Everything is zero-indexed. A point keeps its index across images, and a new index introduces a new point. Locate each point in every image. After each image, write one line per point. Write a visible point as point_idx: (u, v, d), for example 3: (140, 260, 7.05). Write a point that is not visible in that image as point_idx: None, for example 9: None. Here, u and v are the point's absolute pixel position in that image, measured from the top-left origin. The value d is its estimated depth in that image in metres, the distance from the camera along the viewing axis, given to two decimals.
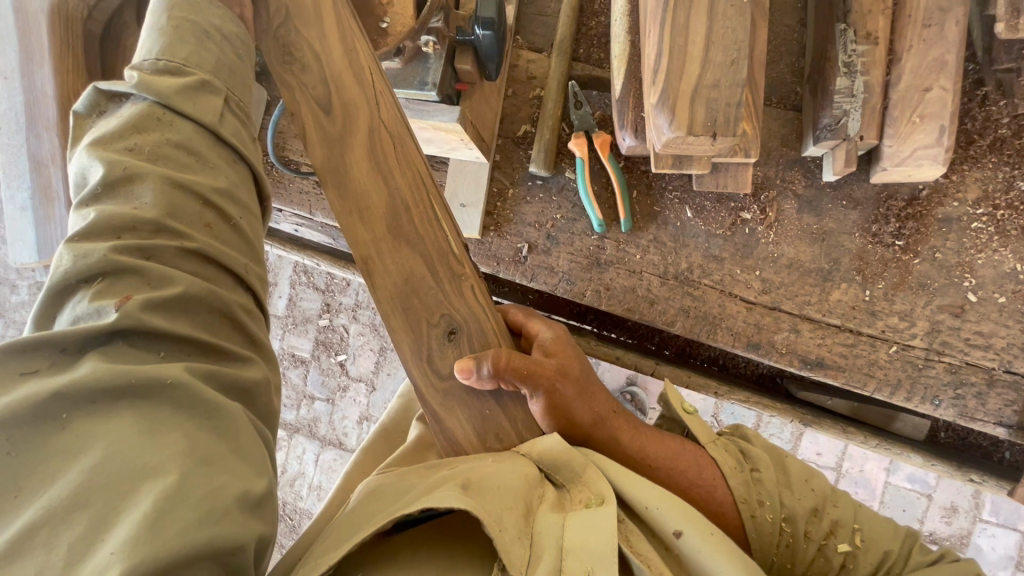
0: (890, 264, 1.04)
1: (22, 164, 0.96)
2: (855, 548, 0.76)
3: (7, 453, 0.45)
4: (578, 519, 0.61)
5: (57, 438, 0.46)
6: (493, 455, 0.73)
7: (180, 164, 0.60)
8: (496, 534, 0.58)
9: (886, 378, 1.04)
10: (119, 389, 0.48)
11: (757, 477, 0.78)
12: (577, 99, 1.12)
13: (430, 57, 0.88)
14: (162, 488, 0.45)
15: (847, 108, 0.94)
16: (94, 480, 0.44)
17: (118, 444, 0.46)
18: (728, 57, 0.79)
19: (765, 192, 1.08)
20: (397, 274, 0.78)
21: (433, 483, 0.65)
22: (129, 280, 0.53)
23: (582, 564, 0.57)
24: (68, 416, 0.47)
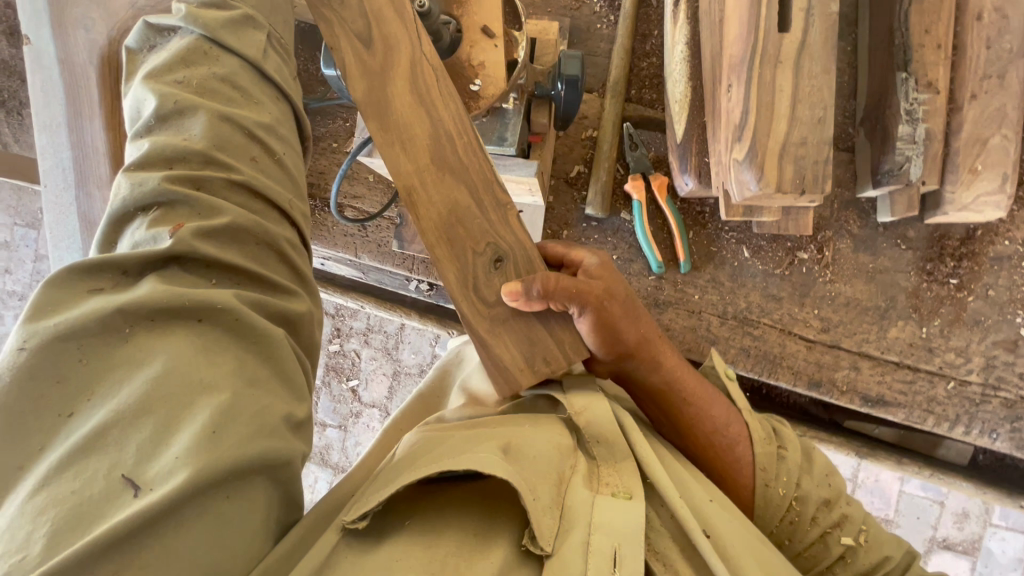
0: (945, 301, 1.07)
1: (71, 223, 0.91)
2: (857, 544, 0.75)
3: (75, 361, 0.46)
4: (608, 501, 0.60)
5: (119, 349, 0.47)
6: (528, 420, 0.71)
7: (228, 93, 0.61)
8: (530, 504, 0.57)
9: (945, 413, 1.06)
10: (175, 310, 0.50)
11: (782, 454, 0.78)
12: (634, 141, 1.12)
13: (508, 112, 0.86)
14: (218, 403, 0.46)
15: (910, 154, 0.96)
16: (158, 388, 0.45)
17: (179, 358, 0.47)
18: (814, 115, 0.80)
19: (823, 232, 1.10)
20: (440, 200, 0.72)
21: (474, 437, 0.64)
22: (181, 209, 0.54)
23: (609, 544, 0.57)
24: (130, 330, 0.48)
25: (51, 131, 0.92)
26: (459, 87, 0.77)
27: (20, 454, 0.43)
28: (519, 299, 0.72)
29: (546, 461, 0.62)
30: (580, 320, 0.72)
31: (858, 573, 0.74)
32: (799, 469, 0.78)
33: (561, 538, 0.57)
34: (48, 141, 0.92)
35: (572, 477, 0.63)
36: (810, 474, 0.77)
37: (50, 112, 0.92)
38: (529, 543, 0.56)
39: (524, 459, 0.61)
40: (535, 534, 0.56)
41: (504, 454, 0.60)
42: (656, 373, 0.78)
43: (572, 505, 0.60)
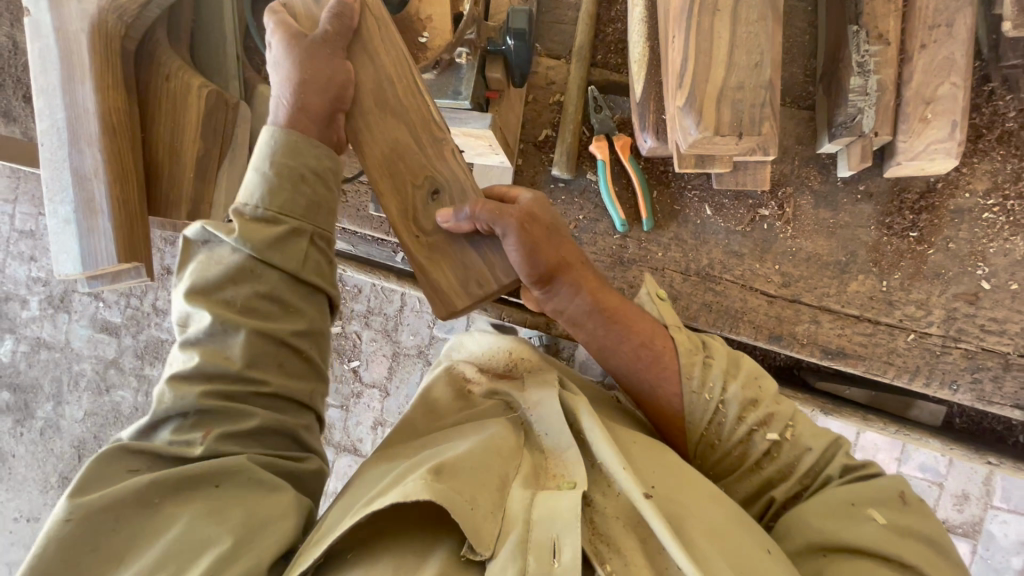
0: (905, 255, 1.08)
1: (65, 179, 0.99)
2: (782, 438, 0.84)
3: (113, 528, 0.63)
4: (544, 497, 0.71)
5: (150, 519, 0.65)
6: (467, 437, 0.81)
7: (289, 189, 0.75)
8: (468, 514, 0.68)
9: (905, 365, 1.07)
10: (199, 481, 0.67)
11: (707, 363, 0.88)
12: (598, 104, 1.16)
13: (462, 67, 0.91)
14: (219, 548, 0.63)
15: (862, 106, 0.98)
16: (175, 547, 0.63)
17: (193, 523, 0.64)
18: (751, 60, 0.83)
19: (783, 189, 1.12)
20: (383, 138, 0.81)
21: (407, 471, 0.74)
22: (226, 278, 0.72)
23: (548, 535, 0.67)
24: (159, 501, 0.66)
25: (48, 95, 1.00)
26: (410, 39, 0.84)
27: (121, 544, 0.63)
28: (452, 221, 0.80)
29: (483, 471, 0.73)
30: (507, 241, 0.78)
31: (780, 467, 0.84)
32: (723, 375, 0.87)
33: (499, 544, 0.68)
34: (45, 104, 1.00)
35: (510, 482, 0.74)
36: (736, 378, 0.87)
37: (46, 77, 1.00)
38: (469, 552, 0.68)
39: (458, 477, 0.70)
40: (473, 543, 0.67)
41: (435, 475, 0.69)
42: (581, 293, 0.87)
43: (510, 513, 0.70)
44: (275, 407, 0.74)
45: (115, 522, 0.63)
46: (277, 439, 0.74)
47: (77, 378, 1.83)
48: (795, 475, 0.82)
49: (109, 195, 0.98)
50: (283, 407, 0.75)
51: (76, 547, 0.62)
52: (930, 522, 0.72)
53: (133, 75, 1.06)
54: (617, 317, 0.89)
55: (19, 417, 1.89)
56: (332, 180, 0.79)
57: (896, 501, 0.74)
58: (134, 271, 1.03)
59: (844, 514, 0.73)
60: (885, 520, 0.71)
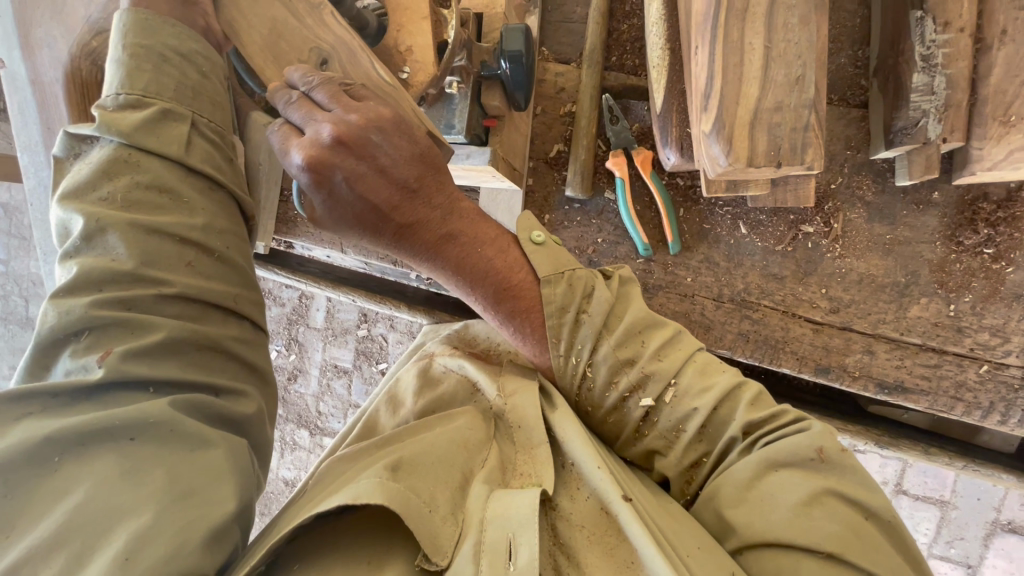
0: (978, 274, 0.93)
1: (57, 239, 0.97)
2: (662, 401, 0.70)
3: (7, 493, 0.52)
4: (502, 494, 0.61)
5: (53, 478, 0.53)
6: (435, 419, 0.73)
7: (150, 74, 0.66)
8: (425, 517, 0.58)
9: (977, 401, 0.94)
10: (100, 430, 0.55)
11: (582, 319, 0.71)
12: (614, 113, 1.03)
13: (455, 97, 0.81)
14: (137, 526, 0.52)
15: (926, 108, 0.83)
16: (80, 517, 0.51)
17: (100, 485, 0.53)
18: (791, 75, 0.70)
19: (830, 202, 0.99)
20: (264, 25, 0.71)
21: (369, 462, 0.66)
22: (99, 179, 0.64)
23: (502, 533, 0.57)
24: (60, 458, 0.54)
25: (30, 150, 0.96)
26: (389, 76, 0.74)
27: (14, 512, 0.52)
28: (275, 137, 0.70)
29: (443, 468, 0.64)
30: (294, 167, 0.66)
31: (663, 435, 0.70)
32: (596, 333, 0.71)
33: (458, 547, 0.58)
34: (28, 160, 0.96)
35: (472, 477, 0.65)
36: (610, 336, 0.71)
37: (27, 130, 0.96)
38: (423, 562, 0.58)
39: (417, 473, 0.62)
40: (429, 553, 0.57)
41: (392, 473, 0.60)
42: (434, 214, 0.72)
43: (468, 514, 0.61)
44: (188, 316, 0.63)
45: (12, 485, 0.52)
46: (201, 354, 0.63)
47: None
48: (683, 435, 0.69)
49: None
50: (198, 314, 0.65)
51: None
52: (850, 480, 0.61)
53: None
54: (467, 242, 0.73)
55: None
56: (205, 65, 0.70)
57: (812, 460, 0.61)
58: None
59: (753, 495, 0.62)
60: (799, 495, 0.59)
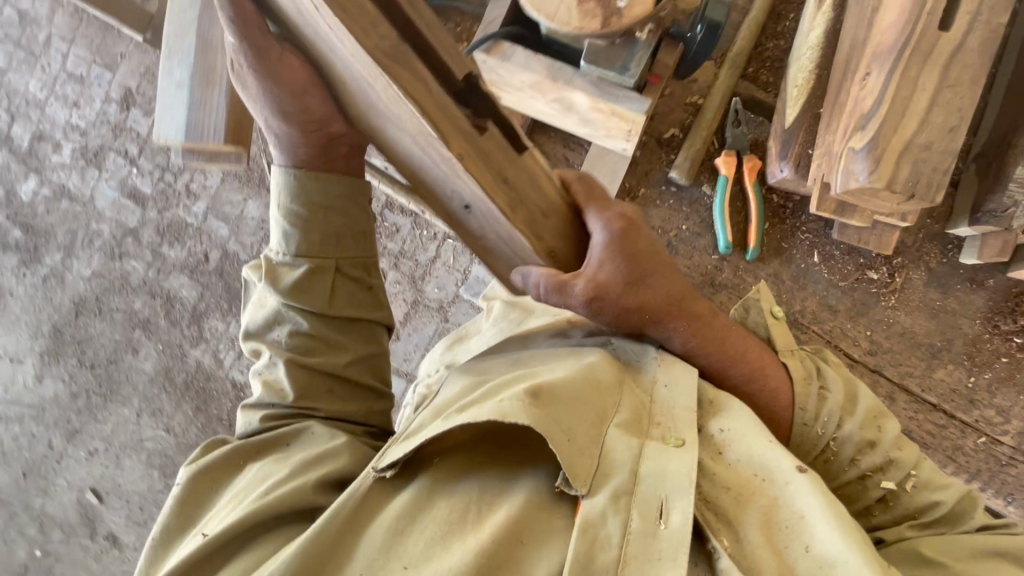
0: (1002, 358, 1.05)
1: (190, 41, 0.94)
2: (899, 488, 0.72)
3: (214, 476, 0.70)
4: (653, 450, 0.61)
5: (242, 470, 0.71)
6: (568, 355, 0.72)
7: (319, 233, 0.75)
8: (564, 445, 0.59)
9: (967, 465, 1.05)
10: (271, 442, 0.71)
11: (824, 393, 0.77)
12: (738, 118, 1.11)
13: (639, 41, 0.84)
14: (282, 477, 0.65)
15: (1018, 199, 0.92)
16: (252, 482, 0.67)
17: (264, 468, 0.68)
18: (947, 122, 0.78)
19: (899, 258, 1.08)
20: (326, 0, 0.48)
21: (505, 384, 0.66)
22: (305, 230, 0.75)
23: (655, 492, 0.58)
24: (245, 461, 0.71)
25: None
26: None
27: (220, 488, 0.70)
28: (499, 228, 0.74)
29: (583, 406, 0.63)
30: (594, 247, 0.69)
31: (895, 514, 0.72)
32: (841, 411, 0.75)
33: (596, 487, 0.59)
34: None
35: (608, 419, 0.64)
36: (853, 417, 0.75)
37: None
38: (562, 486, 0.60)
39: (557, 404, 0.61)
40: (568, 478, 0.59)
41: (532, 399, 0.61)
42: (698, 321, 0.74)
43: (610, 460, 0.61)
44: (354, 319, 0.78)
45: (212, 482, 0.70)
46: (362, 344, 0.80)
47: (92, 238, 1.75)
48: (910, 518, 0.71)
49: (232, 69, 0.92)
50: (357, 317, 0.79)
51: (197, 483, 0.70)
52: None
53: None
54: (727, 347, 0.75)
55: (27, 258, 1.82)
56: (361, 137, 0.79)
57: None
58: (234, 156, 0.98)
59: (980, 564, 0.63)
60: None
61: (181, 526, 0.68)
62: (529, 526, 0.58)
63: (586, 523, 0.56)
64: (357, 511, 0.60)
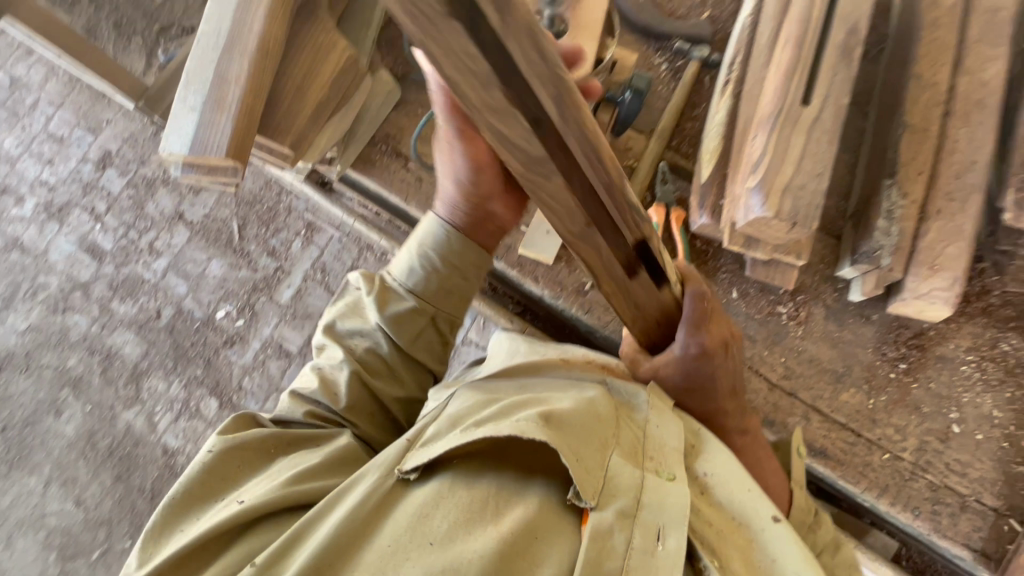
0: (893, 382, 1.22)
1: (207, 76, 1.11)
2: None
3: (244, 456, 0.92)
4: (652, 483, 0.78)
5: (268, 458, 0.93)
6: (575, 391, 0.88)
7: (434, 286, 1.02)
8: (575, 466, 0.75)
9: (876, 480, 1.18)
10: (297, 440, 0.94)
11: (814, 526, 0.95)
12: (664, 177, 1.34)
13: None
14: (304, 470, 0.86)
15: (883, 244, 1.16)
16: (279, 470, 0.88)
17: (290, 462, 0.90)
18: (815, 170, 1.01)
19: (801, 295, 1.28)
20: (566, 160, 0.65)
21: (518, 405, 0.83)
22: (433, 288, 1.03)
23: (654, 520, 0.74)
24: (274, 450, 0.93)
25: (222, 8, 1.16)
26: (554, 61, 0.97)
27: (246, 466, 0.91)
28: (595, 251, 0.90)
29: (585, 432, 0.80)
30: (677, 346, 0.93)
31: None
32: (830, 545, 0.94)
33: (604, 503, 0.76)
34: (215, 15, 1.16)
35: (609, 445, 0.81)
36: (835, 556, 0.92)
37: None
38: (574, 499, 0.76)
39: (565, 428, 0.78)
40: (579, 491, 0.75)
41: (546, 421, 0.77)
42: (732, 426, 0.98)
43: (612, 482, 0.78)
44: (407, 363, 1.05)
45: (240, 462, 0.91)
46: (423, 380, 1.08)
47: (37, 290, 1.94)
48: None
49: (241, 100, 1.09)
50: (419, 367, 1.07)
51: (230, 455, 0.91)
52: None
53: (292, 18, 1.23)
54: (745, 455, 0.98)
55: None
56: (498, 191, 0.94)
57: None
58: (232, 172, 1.11)
59: None
60: None
61: (212, 479, 0.89)
62: (542, 525, 0.74)
63: (596, 534, 0.72)
64: (382, 505, 0.78)
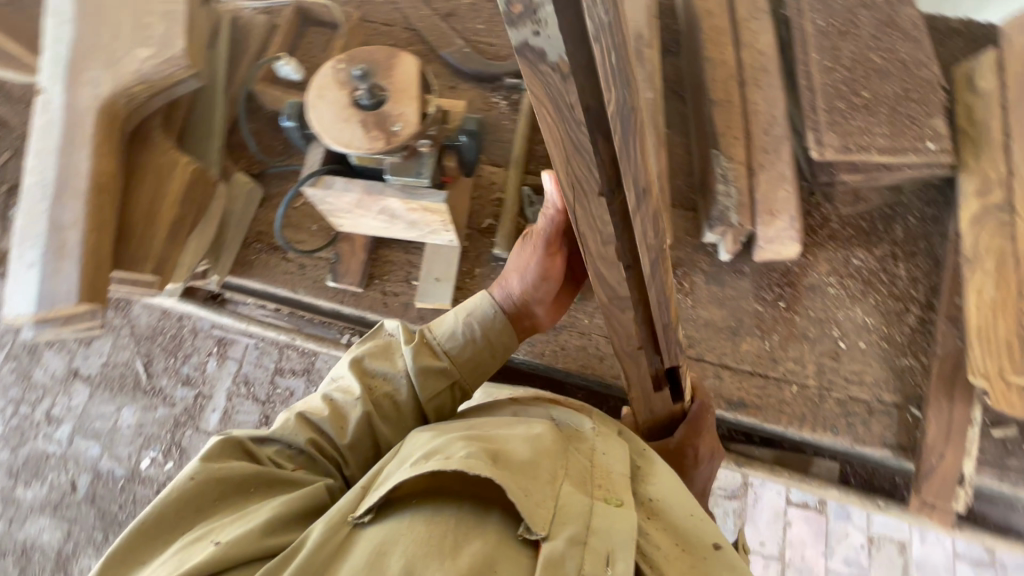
0: (779, 321, 1.33)
1: (41, 227, 1.08)
2: None
3: (223, 488, 0.92)
4: (601, 510, 0.81)
5: (245, 493, 0.93)
6: (523, 426, 0.92)
7: (469, 351, 1.16)
8: (523, 500, 0.77)
9: (794, 413, 1.27)
10: (275, 479, 0.95)
11: None
12: (531, 201, 1.43)
13: (424, 154, 1.14)
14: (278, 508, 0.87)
15: (727, 204, 1.30)
16: (255, 509, 0.89)
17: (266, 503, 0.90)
18: None
19: (680, 269, 1.39)
20: (639, 289, 0.85)
21: (470, 440, 0.86)
22: (468, 356, 1.16)
23: (603, 545, 0.76)
24: (252, 488, 0.94)
25: (44, 157, 1.14)
26: (384, 126, 1.04)
27: (221, 499, 0.91)
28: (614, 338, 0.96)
29: (533, 468, 0.83)
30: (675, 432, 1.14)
31: None
32: None
33: (555, 533, 0.77)
34: (39, 165, 1.14)
35: (558, 478, 0.84)
36: None
37: (49, 141, 1.16)
38: (526, 532, 0.77)
39: (513, 466, 0.81)
40: (530, 524, 0.76)
41: (495, 461, 0.80)
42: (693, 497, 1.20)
43: (562, 512, 0.80)
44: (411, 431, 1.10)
45: (217, 493, 0.91)
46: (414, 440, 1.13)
47: None
48: None
49: (82, 242, 1.07)
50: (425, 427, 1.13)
51: (205, 489, 0.91)
52: None
53: (125, 148, 1.23)
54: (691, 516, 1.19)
55: None
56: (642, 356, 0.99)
57: None
58: (91, 314, 1.07)
59: None
60: None
61: (183, 509, 0.89)
62: (499, 558, 0.75)
63: (551, 564, 0.74)
64: (334, 551, 0.77)
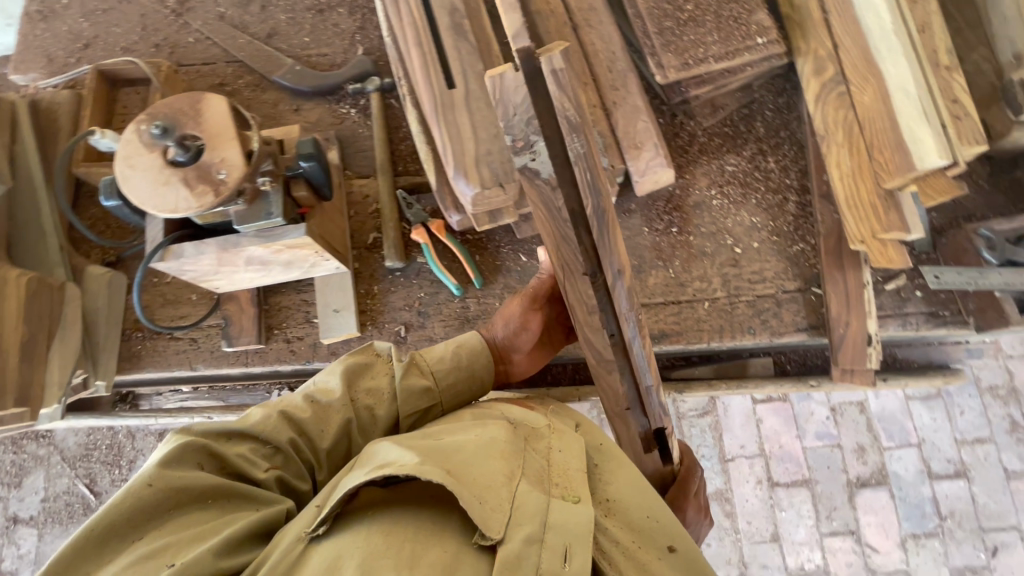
0: (676, 246, 1.36)
1: None
2: None
3: (176, 496, 0.79)
4: (558, 505, 0.77)
5: (201, 504, 0.80)
6: (477, 429, 0.87)
7: (451, 369, 1.08)
8: (478, 507, 0.73)
9: (713, 327, 1.32)
10: (233, 490, 0.82)
11: None
12: (408, 202, 1.37)
13: (269, 192, 1.06)
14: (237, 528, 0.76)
15: None
16: (211, 526, 0.77)
17: (224, 518, 0.79)
18: (490, 133, 1.14)
19: None
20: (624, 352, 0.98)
21: (423, 447, 0.81)
22: (451, 381, 1.07)
23: (559, 541, 0.73)
24: (210, 501, 0.81)
25: None
26: (207, 178, 0.96)
27: (173, 513, 0.78)
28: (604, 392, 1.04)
29: (487, 472, 0.78)
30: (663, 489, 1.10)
31: None
32: None
33: (510, 534, 0.73)
34: None
35: (515, 476, 0.80)
36: None
37: None
38: (480, 539, 0.73)
39: (467, 473, 0.77)
40: (483, 530, 0.72)
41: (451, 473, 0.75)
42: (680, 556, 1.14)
43: (518, 510, 0.76)
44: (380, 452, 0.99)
45: (171, 503, 0.78)
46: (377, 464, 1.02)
47: None
48: None
49: None
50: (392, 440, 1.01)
51: (157, 498, 0.78)
52: None
53: None
54: None
55: None
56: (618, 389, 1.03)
57: None
58: None
59: None
60: None
61: (126, 524, 0.75)
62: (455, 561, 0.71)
63: (507, 564, 0.70)
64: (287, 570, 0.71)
